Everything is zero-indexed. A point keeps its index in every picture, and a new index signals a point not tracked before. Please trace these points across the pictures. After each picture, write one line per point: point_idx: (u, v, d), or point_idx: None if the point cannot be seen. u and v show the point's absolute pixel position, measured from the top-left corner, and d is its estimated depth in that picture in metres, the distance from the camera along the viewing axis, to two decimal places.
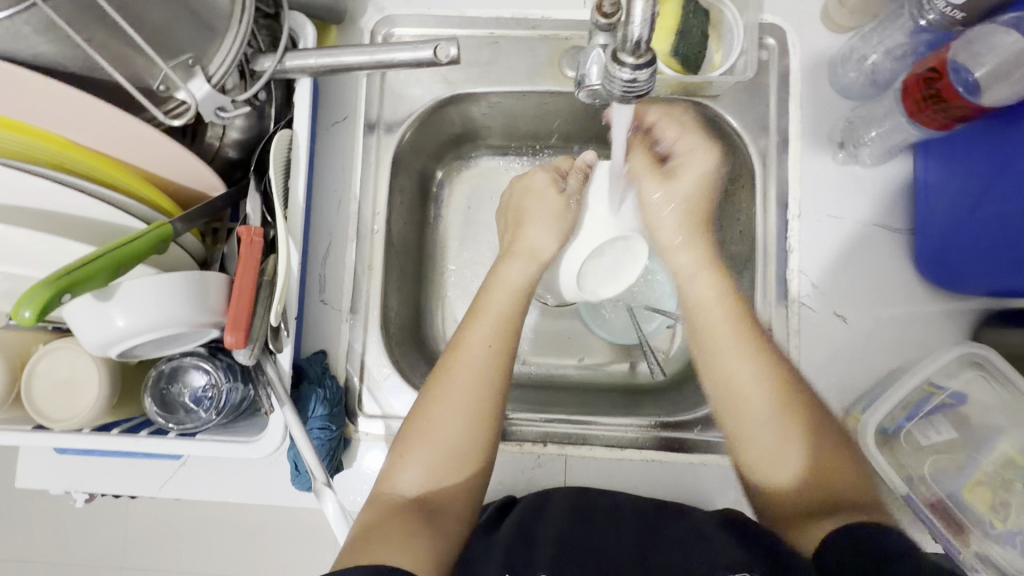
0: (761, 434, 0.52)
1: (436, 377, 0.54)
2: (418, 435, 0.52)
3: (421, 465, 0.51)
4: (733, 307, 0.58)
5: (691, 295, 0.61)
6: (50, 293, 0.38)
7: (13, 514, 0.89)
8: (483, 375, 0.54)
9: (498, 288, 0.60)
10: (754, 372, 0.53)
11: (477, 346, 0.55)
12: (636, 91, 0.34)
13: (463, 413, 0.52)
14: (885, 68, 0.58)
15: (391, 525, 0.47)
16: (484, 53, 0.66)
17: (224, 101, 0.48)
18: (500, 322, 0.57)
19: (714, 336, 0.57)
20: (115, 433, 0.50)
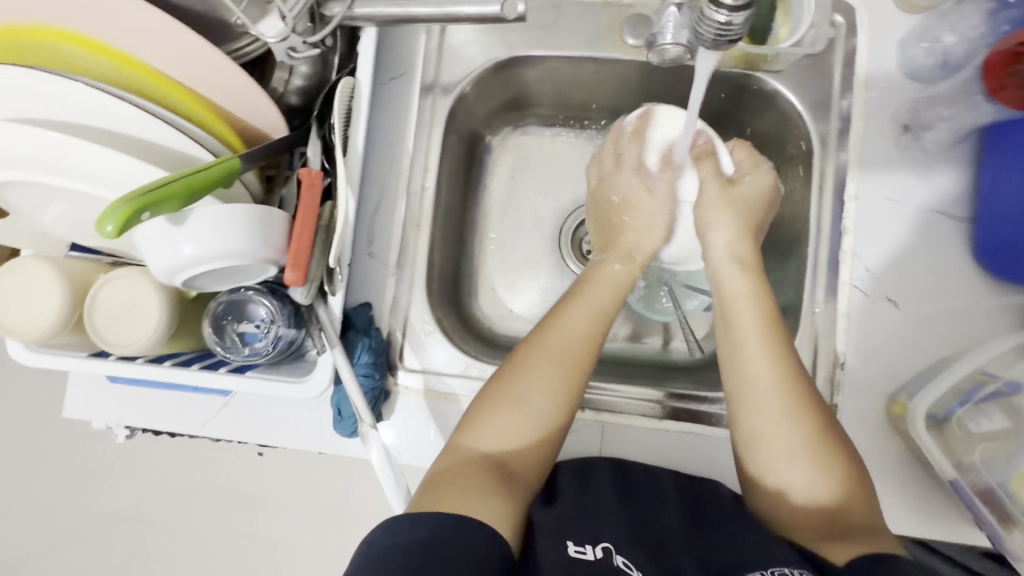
0: (784, 449, 0.49)
1: (524, 349, 0.55)
2: (505, 398, 0.52)
3: (505, 429, 0.51)
4: (768, 310, 0.55)
5: (721, 283, 0.57)
6: (130, 211, 0.39)
7: (49, 449, 0.92)
8: (576, 349, 0.55)
9: (600, 280, 0.60)
10: (774, 378, 0.51)
11: (571, 326, 0.56)
12: (729, 35, 0.35)
13: (554, 384, 0.53)
14: (959, 50, 0.57)
15: (468, 476, 0.48)
16: (545, 17, 0.66)
17: (296, 43, 0.50)
18: (600, 304, 0.58)
19: (738, 337, 0.54)
20: (167, 365, 0.52)
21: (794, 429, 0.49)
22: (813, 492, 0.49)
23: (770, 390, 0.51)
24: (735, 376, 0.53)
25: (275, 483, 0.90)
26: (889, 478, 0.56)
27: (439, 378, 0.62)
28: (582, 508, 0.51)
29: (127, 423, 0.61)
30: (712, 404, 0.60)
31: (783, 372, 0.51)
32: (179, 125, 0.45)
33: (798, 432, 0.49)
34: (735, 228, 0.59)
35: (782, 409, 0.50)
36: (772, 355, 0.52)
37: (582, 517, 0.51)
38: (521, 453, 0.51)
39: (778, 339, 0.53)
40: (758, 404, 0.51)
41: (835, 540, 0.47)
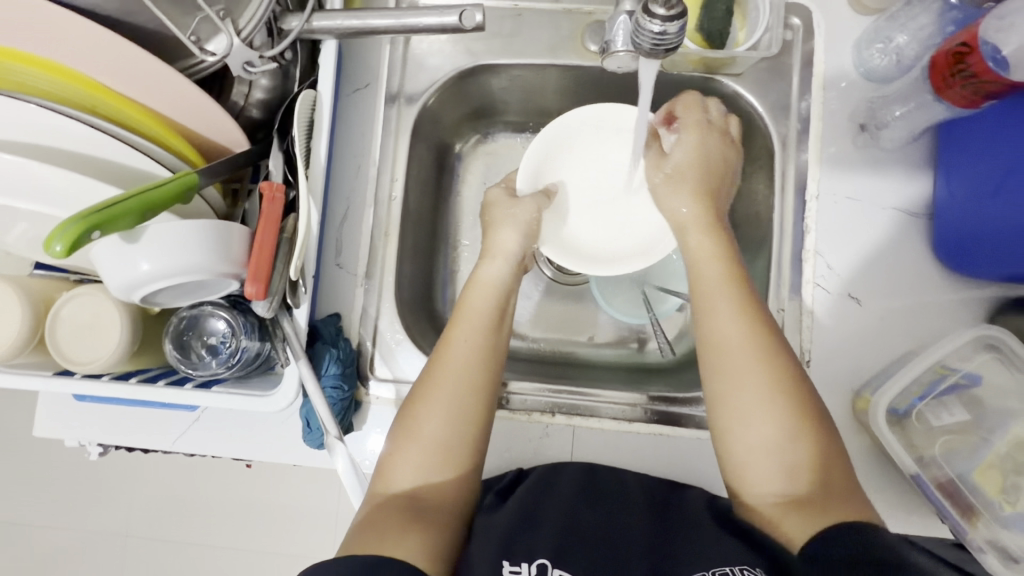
0: (748, 435, 0.48)
1: (423, 377, 0.53)
2: (405, 434, 0.51)
3: (409, 464, 0.50)
4: (733, 267, 0.54)
5: (694, 250, 0.56)
6: (78, 231, 0.39)
7: (24, 470, 0.91)
8: (463, 369, 0.52)
9: (479, 288, 0.58)
10: (744, 335, 0.50)
11: (457, 348, 0.53)
12: (665, 44, 0.36)
13: (449, 411, 0.51)
14: (911, 50, 0.58)
15: (386, 522, 0.47)
16: (507, 25, 0.66)
17: (252, 57, 0.48)
18: (484, 320, 0.55)
19: (707, 301, 0.53)
20: (134, 381, 0.52)
21: (763, 386, 0.48)
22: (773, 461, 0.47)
23: (738, 348, 0.50)
24: (708, 335, 0.52)
25: (256, 496, 0.90)
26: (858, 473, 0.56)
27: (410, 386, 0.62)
28: (527, 518, 0.52)
29: (98, 442, 0.61)
30: (682, 405, 0.61)
31: (751, 327, 0.50)
32: (132, 141, 0.45)
33: (765, 393, 0.48)
34: (692, 196, 0.58)
35: (751, 367, 0.49)
36: (743, 313, 0.51)
37: (525, 526, 0.51)
38: (434, 487, 0.49)
39: (746, 294, 0.52)
40: (731, 364, 0.50)
41: (798, 511, 0.45)
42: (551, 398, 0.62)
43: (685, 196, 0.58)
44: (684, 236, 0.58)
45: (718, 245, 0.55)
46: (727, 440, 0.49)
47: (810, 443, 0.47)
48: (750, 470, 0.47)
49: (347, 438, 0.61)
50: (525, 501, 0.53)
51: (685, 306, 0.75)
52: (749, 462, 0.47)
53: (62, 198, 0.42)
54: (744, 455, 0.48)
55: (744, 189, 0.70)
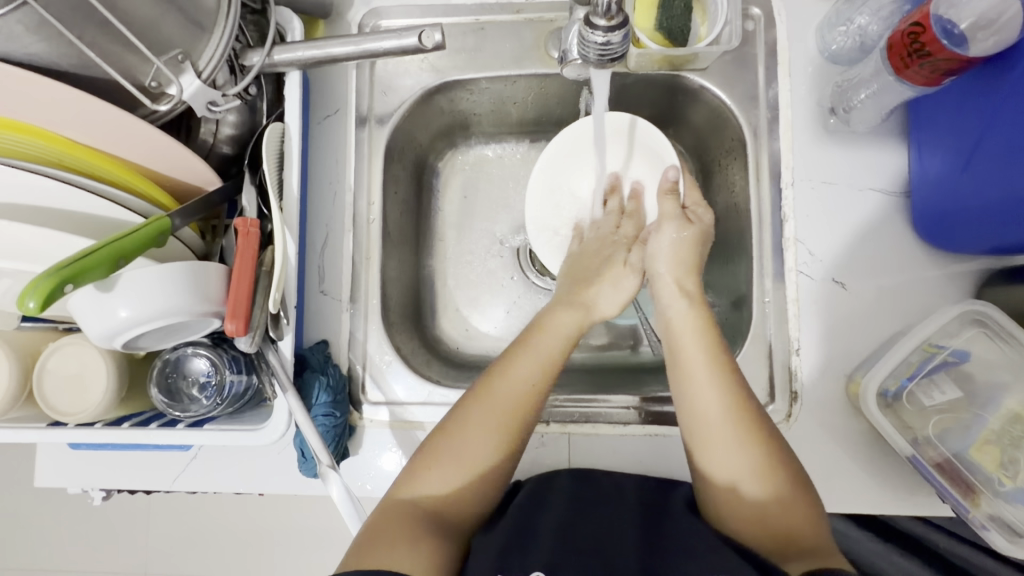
0: (721, 451, 0.50)
1: (477, 396, 0.54)
2: (450, 449, 0.52)
3: (442, 476, 0.52)
4: (714, 340, 0.55)
5: (672, 322, 0.58)
6: (51, 284, 0.39)
7: (34, 519, 0.91)
8: (531, 396, 0.55)
9: (549, 332, 0.59)
10: (722, 407, 0.51)
11: (516, 381, 0.55)
12: (610, 52, 0.41)
13: (498, 436, 0.53)
14: (874, 30, 0.58)
15: (401, 530, 0.48)
16: (470, 40, 0.67)
17: (216, 96, 0.49)
18: (545, 359, 0.57)
19: (686, 369, 0.54)
20: (125, 427, 0.52)
21: (745, 455, 0.49)
22: (757, 489, 0.49)
23: (717, 418, 0.51)
24: (684, 404, 0.53)
25: (266, 527, 0.90)
26: (857, 459, 0.56)
27: (404, 407, 0.62)
28: (522, 528, 0.52)
29: (98, 487, 0.61)
30: (669, 404, 0.61)
31: (730, 399, 0.51)
32: (102, 191, 0.46)
33: (749, 462, 0.49)
34: (675, 267, 0.61)
35: (730, 436, 0.50)
36: (718, 385, 0.52)
37: (521, 535, 0.51)
38: (456, 502, 0.52)
39: (727, 368, 0.53)
40: (712, 437, 0.51)
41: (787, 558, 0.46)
42: (545, 407, 0.62)
43: (670, 269, 0.61)
44: (664, 303, 0.59)
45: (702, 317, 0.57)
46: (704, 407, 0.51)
47: (785, 497, 0.48)
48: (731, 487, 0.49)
49: (343, 464, 0.60)
50: (518, 512, 0.53)
51: None
52: (729, 481, 0.50)
53: (35, 253, 0.43)
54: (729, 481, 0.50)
55: (722, 180, 0.70)
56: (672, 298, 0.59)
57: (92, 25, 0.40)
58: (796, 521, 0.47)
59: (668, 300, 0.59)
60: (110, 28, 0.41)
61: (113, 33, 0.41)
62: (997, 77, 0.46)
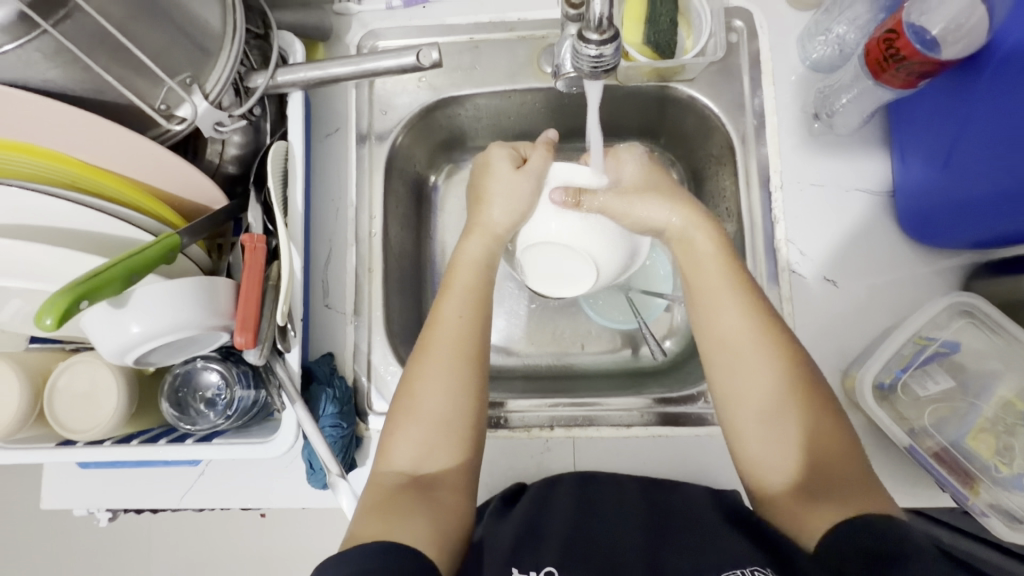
0: (754, 389, 0.51)
1: (417, 356, 0.56)
2: (405, 411, 0.54)
3: (413, 441, 0.52)
4: (730, 261, 0.55)
5: (692, 248, 0.57)
6: (66, 302, 0.40)
7: (36, 548, 0.90)
8: (475, 334, 0.57)
9: (462, 265, 0.60)
10: (749, 330, 0.52)
11: (451, 325, 0.57)
12: (603, 63, 0.43)
13: (455, 385, 0.54)
14: (851, 39, 0.60)
15: (394, 502, 0.49)
16: (465, 58, 0.69)
17: (222, 117, 0.50)
18: (474, 298, 0.58)
19: (706, 297, 0.55)
20: (134, 444, 0.53)
21: (768, 378, 0.51)
22: (788, 422, 0.50)
23: (743, 342, 0.52)
24: (711, 324, 0.54)
25: (272, 548, 0.89)
26: None
27: None
28: (530, 527, 0.52)
29: (106, 508, 0.61)
30: (676, 404, 0.62)
31: (756, 324, 0.52)
32: (113, 212, 0.47)
33: (774, 391, 0.50)
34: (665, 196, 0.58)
35: (762, 362, 0.51)
36: (746, 310, 0.53)
37: (529, 534, 0.51)
38: (439, 465, 0.52)
39: (746, 289, 0.54)
40: (742, 357, 0.52)
41: (809, 496, 0.47)
42: (547, 412, 0.63)
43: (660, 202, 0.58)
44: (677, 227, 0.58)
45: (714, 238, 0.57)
46: (720, 330, 0.54)
47: (815, 430, 0.49)
48: (756, 424, 0.50)
49: (350, 475, 0.61)
50: (527, 514, 0.54)
51: (672, 306, 0.76)
52: (756, 410, 0.51)
53: (49, 273, 0.44)
54: (751, 416, 0.51)
55: (714, 186, 0.72)
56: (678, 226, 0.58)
57: (105, 51, 0.42)
58: (813, 448, 0.49)
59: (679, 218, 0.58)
60: (122, 52, 0.42)
61: (127, 58, 0.43)
62: (969, 79, 0.48)
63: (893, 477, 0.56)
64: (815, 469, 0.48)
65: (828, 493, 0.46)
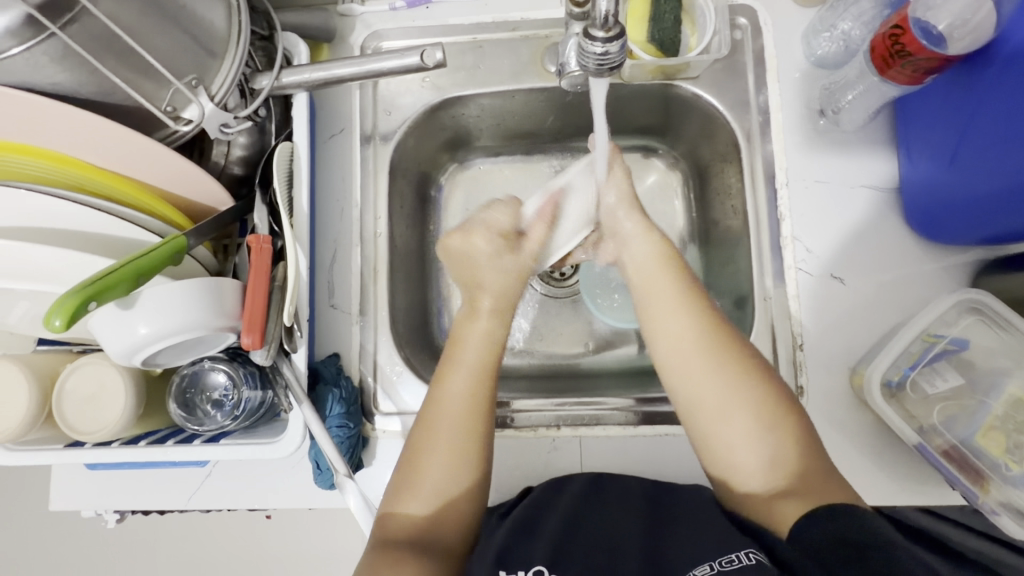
0: (707, 392, 0.50)
1: (424, 426, 0.53)
2: (409, 484, 0.51)
3: (415, 506, 0.50)
4: (677, 267, 0.57)
5: (634, 256, 0.59)
6: (76, 302, 0.40)
7: (43, 550, 0.90)
8: (479, 407, 0.53)
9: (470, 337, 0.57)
10: (694, 334, 0.52)
11: (453, 399, 0.53)
12: (608, 61, 0.43)
13: (453, 458, 0.51)
14: (856, 35, 0.60)
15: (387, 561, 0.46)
16: (468, 58, 0.69)
17: (228, 118, 0.50)
18: (478, 371, 0.54)
19: (655, 302, 0.55)
20: (143, 444, 0.53)
21: (722, 381, 0.50)
22: (742, 425, 0.48)
23: (691, 349, 0.51)
24: (656, 334, 0.54)
25: (278, 548, 0.89)
26: (866, 451, 0.57)
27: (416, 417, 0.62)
28: (526, 524, 0.54)
29: (114, 509, 0.62)
30: None
31: (704, 326, 0.52)
32: (121, 214, 0.47)
33: (726, 393, 0.49)
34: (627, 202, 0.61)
35: (710, 365, 0.50)
36: (689, 312, 0.53)
37: (524, 532, 0.53)
38: (439, 532, 0.50)
39: (693, 293, 0.54)
40: (691, 363, 0.51)
41: (780, 499, 0.46)
42: (553, 412, 0.63)
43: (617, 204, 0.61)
44: (622, 241, 0.60)
45: (662, 248, 0.58)
46: (662, 335, 0.53)
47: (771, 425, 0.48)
48: (719, 428, 0.49)
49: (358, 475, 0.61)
50: (526, 511, 0.55)
51: None
52: (711, 415, 0.50)
53: (58, 274, 0.44)
54: (710, 419, 0.50)
55: (718, 184, 0.72)
56: (627, 236, 0.60)
57: (113, 53, 0.42)
58: (781, 449, 0.48)
59: (624, 224, 0.60)
60: (129, 55, 0.43)
61: (133, 60, 0.43)
62: (975, 74, 0.48)
63: (903, 474, 0.56)
64: (776, 468, 0.47)
65: (794, 499, 0.45)
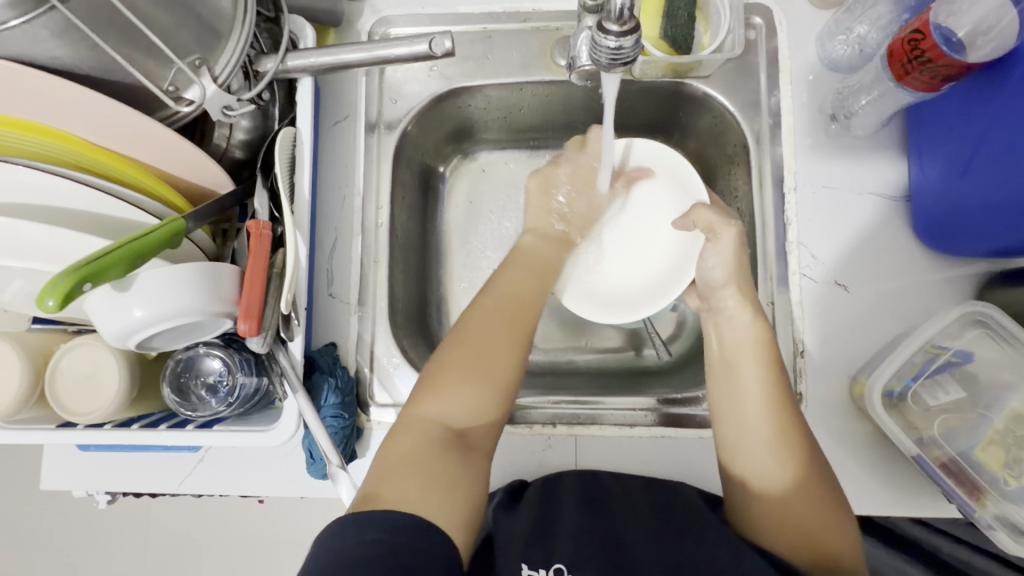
0: (767, 478, 0.50)
1: (465, 330, 0.56)
2: (456, 371, 0.53)
3: (460, 393, 0.52)
4: (770, 355, 0.53)
5: (728, 335, 0.55)
6: (71, 282, 0.40)
7: (35, 529, 0.90)
8: (527, 307, 0.58)
9: (535, 256, 0.63)
10: (769, 423, 0.50)
11: (512, 292, 0.59)
12: (621, 56, 0.42)
13: (502, 346, 0.55)
14: (872, 39, 0.59)
15: (435, 451, 0.48)
16: (478, 48, 0.68)
17: (231, 100, 0.49)
18: (534, 276, 0.61)
19: (736, 377, 0.53)
20: (134, 428, 0.52)
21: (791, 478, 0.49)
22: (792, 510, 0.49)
23: (764, 428, 0.50)
24: (727, 406, 0.53)
25: (270, 534, 0.89)
26: (864, 460, 0.56)
27: None
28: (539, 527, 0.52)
29: (103, 491, 0.61)
30: (682, 406, 0.61)
31: (780, 415, 0.51)
32: (119, 193, 0.46)
33: (792, 488, 0.49)
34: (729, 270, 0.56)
35: (775, 457, 0.50)
36: (767, 396, 0.51)
37: (538, 537, 0.51)
38: (477, 425, 0.52)
39: (778, 380, 0.52)
40: (754, 447, 0.50)
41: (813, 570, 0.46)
42: (549, 410, 0.62)
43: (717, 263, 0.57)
44: (716, 305, 0.57)
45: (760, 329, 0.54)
46: (734, 411, 0.52)
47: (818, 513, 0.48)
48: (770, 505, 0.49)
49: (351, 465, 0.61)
50: (538, 507, 0.54)
51: (678, 305, 0.75)
52: (766, 497, 0.49)
53: (52, 252, 0.43)
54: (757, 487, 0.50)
55: (726, 186, 0.71)
56: (725, 312, 0.56)
57: (114, 29, 0.41)
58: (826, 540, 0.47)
59: (719, 297, 0.57)
60: (132, 32, 0.42)
61: (135, 37, 0.42)
62: (994, 82, 0.47)
63: (899, 485, 0.56)
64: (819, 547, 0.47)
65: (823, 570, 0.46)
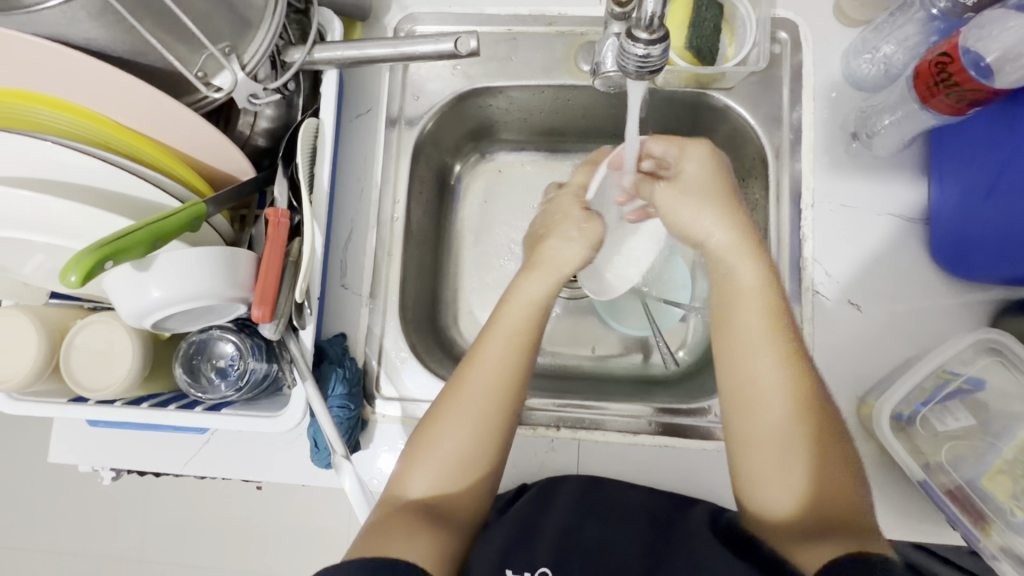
0: (769, 451, 0.46)
1: (441, 404, 0.53)
2: (426, 449, 0.51)
3: (428, 470, 0.50)
4: (775, 302, 0.50)
5: (734, 281, 0.52)
6: (94, 259, 0.40)
7: (41, 501, 0.92)
8: (511, 370, 0.53)
9: (516, 302, 0.57)
10: (780, 383, 0.47)
11: (491, 361, 0.53)
12: (648, 64, 0.42)
13: (479, 420, 0.52)
14: (898, 59, 0.59)
15: (397, 526, 0.47)
16: (502, 49, 0.68)
17: (257, 89, 0.50)
18: (517, 336, 0.55)
19: (740, 337, 0.49)
20: (144, 407, 0.53)
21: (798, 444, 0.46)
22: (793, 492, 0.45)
23: (771, 403, 0.47)
24: (735, 369, 0.49)
25: (268, 520, 0.90)
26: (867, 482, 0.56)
27: (417, 404, 0.62)
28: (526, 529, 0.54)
29: (110, 467, 0.62)
30: (685, 416, 0.61)
31: (791, 373, 0.47)
32: (143, 174, 0.47)
33: (798, 460, 0.46)
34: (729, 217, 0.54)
35: (785, 422, 0.46)
36: (775, 352, 0.48)
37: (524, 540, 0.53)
38: (448, 498, 0.50)
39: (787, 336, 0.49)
40: (759, 411, 0.47)
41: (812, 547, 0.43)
42: (554, 412, 0.62)
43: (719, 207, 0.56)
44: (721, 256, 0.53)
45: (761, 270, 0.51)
46: (738, 375, 0.49)
47: (827, 485, 0.45)
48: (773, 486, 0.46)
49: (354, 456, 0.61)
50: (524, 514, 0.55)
51: (688, 316, 0.75)
52: (769, 475, 0.46)
53: (77, 230, 0.44)
54: (760, 475, 0.47)
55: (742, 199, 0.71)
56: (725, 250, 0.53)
57: (149, 14, 0.41)
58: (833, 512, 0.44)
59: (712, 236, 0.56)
60: (167, 17, 0.42)
61: (169, 23, 0.42)
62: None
63: (902, 509, 0.55)
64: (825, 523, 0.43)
65: (825, 542, 0.42)
